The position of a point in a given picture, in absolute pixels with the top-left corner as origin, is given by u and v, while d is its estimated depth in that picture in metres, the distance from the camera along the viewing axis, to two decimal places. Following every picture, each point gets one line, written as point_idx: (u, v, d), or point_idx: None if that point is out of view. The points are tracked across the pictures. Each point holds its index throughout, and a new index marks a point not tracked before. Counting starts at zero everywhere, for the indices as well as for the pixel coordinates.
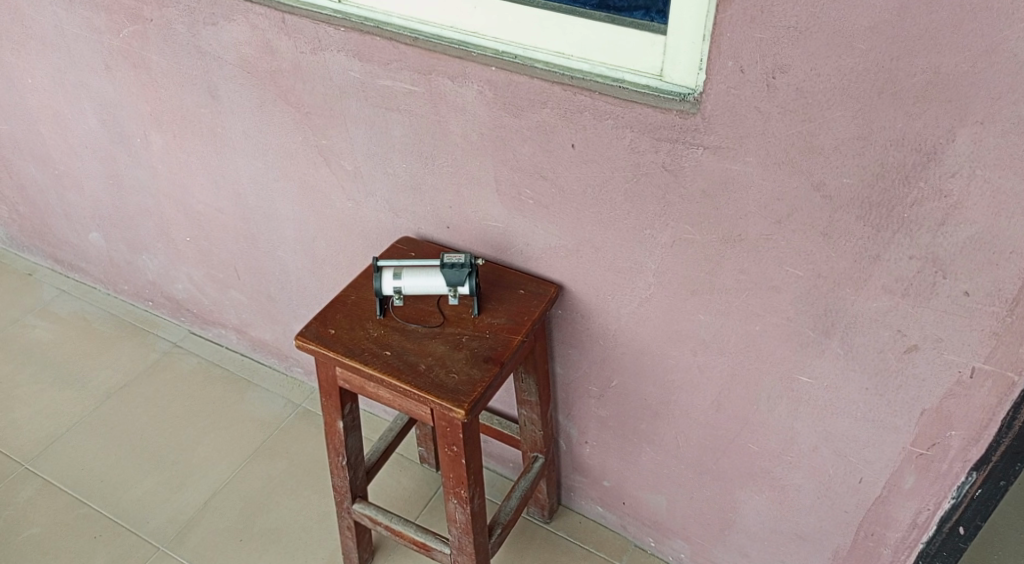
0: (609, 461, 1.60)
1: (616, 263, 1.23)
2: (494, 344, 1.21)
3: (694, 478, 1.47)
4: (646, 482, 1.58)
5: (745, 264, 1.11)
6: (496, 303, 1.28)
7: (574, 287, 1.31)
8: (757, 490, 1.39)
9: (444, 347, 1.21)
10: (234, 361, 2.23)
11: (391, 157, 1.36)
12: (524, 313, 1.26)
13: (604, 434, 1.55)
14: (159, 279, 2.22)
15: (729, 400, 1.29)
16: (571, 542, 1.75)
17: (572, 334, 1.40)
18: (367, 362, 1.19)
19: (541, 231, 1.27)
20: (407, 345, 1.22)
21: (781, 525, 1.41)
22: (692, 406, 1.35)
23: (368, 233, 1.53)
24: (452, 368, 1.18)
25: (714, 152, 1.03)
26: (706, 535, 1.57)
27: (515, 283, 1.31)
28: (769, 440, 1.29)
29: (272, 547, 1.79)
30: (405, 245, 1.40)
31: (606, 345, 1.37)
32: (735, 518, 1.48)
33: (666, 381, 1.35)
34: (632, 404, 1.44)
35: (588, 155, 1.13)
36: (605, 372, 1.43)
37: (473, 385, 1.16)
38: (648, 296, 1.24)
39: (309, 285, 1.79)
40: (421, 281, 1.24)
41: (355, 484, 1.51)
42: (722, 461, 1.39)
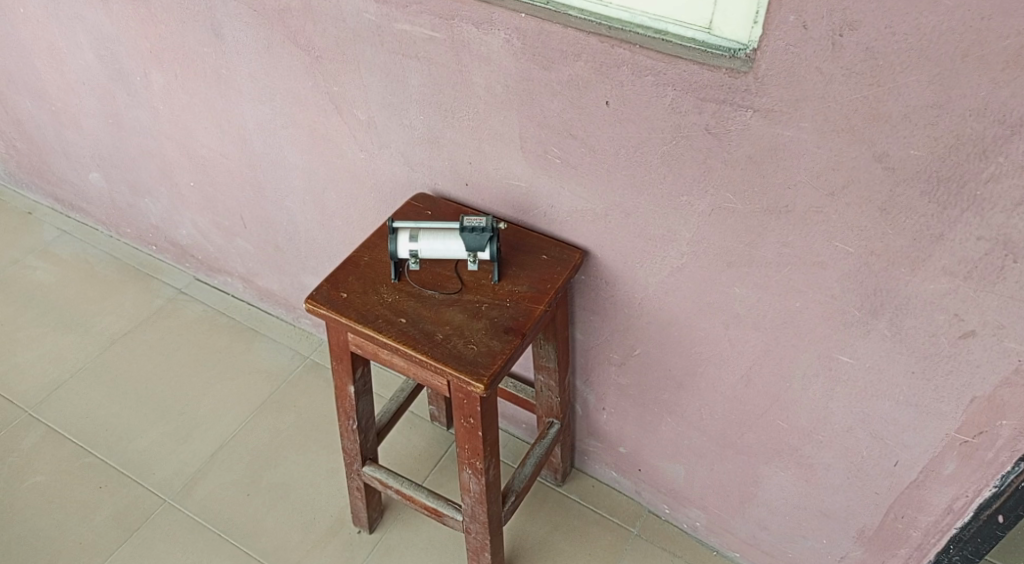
0: (626, 428, 1.55)
1: (648, 229, 1.16)
2: (515, 314, 1.14)
3: (716, 450, 1.42)
4: (665, 451, 1.53)
5: (790, 238, 1.03)
6: (516, 270, 1.20)
7: (600, 253, 1.24)
8: (783, 466, 1.34)
9: (462, 315, 1.14)
10: (240, 309, 2.16)
11: (407, 108, 1.27)
12: (547, 281, 1.18)
13: (623, 402, 1.50)
14: (163, 223, 2.15)
15: (760, 375, 1.23)
16: (584, 506, 1.71)
17: (595, 300, 1.33)
18: (380, 329, 1.12)
19: (567, 192, 1.19)
20: (423, 312, 1.14)
21: (805, 502, 1.37)
22: (720, 379, 1.29)
23: (381, 186, 1.44)
24: (471, 339, 1.11)
25: (765, 116, 0.94)
26: (725, 507, 1.53)
27: (538, 247, 1.23)
28: (801, 417, 1.23)
29: (280, 504, 1.74)
30: (421, 202, 1.32)
31: (632, 313, 1.30)
32: (757, 492, 1.43)
33: (694, 352, 1.29)
34: (656, 374, 1.38)
35: (623, 114, 1.04)
36: (629, 339, 1.36)
37: (493, 357, 1.09)
38: (680, 266, 1.17)
39: (319, 238, 1.71)
40: (438, 245, 1.16)
41: (366, 446, 1.46)
42: (748, 436, 1.34)
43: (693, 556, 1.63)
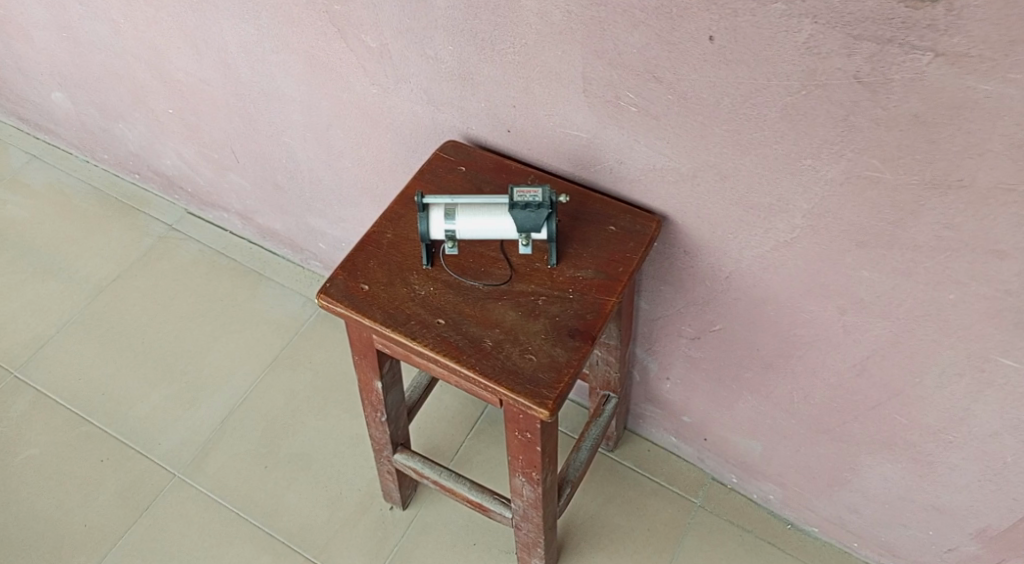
0: (694, 400, 1.33)
1: (749, 198, 0.90)
2: (581, 310, 0.90)
3: (806, 434, 1.21)
4: (739, 428, 1.32)
5: (955, 219, 0.77)
6: (577, 248, 0.95)
7: (681, 219, 0.98)
8: (892, 458, 1.13)
9: (515, 314, 0.90)
10: (240, 248, 1.90)
11: (430, 35, 0.98)
12: (618, 264, 0.93)
13: (693, 375, 1.27)
14: (143, 151, 1.87)
15: (879, 367, 1.00)
16: (640, 474, 1.53)
17: (669, 269, 1.08)
18: (414, 337, 0.88)
19: (642, 147, 0.92)
20: (465, 311, 0.90)
21: (912, 494, 1.18)
22: (824, 365, 1.06)
23: (399, 127, 1.17)
24: (529, 346, 0.88)
25: (952, 63, 0.66)
26: (808, 486, 1.33)
27: (603, 215, 0.97)
28: (927, 415, 1.01)
29: (302, 477, 1.54)
30: (452, 154, 1.05)
31: (715, 287, 1.06)
32: (852, 478, 1.23)
33: (792, 335, 1.05)
34: (739, 352, 1.15)
35: (732, 54, 0.76)
36: (708, 314, 1.12)
37: (558, 372, 0.86)
38: (789, 241, 0.92)
39: (325, 179, 1.45)
40: (482, 226, 0.90)
41: (396, 434, 1.26)
42: (850, 425, 1.12)
43: (765, 530, 1.46)
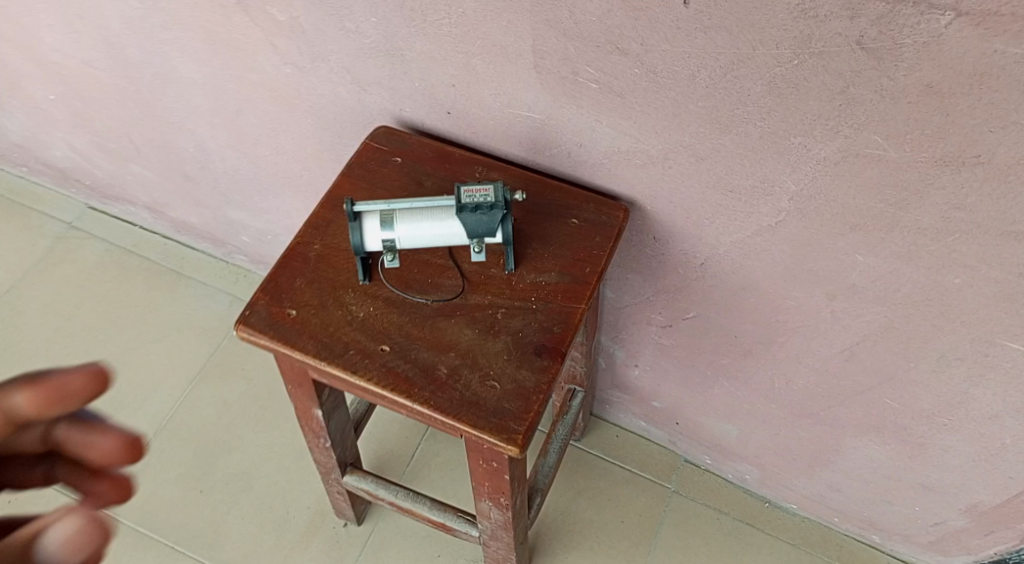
0: (665, 387, 1.24)
1: (730, 180, 0.79)
2: (546, 323, 0.79)
3: (787, 419, 1.13)
4: (714, 413, 1.23)
5: (967, 200, 0.68)
6: (537, 249, 0.83)
7: (650, 206, 0.87)
8: (880, 441, 1.06)
9: (471, 333, 0.78)
10: (153, 246, 1.70)
11: (350, 6, 0.83)
12: (584, 264, 0.82)
13: (664, 362, 1.18)
14: (27, 142, 1.61)
15: (870, 353, 0.92)
16: (608, 462, 1.45)
17: (636, 258, 0.97)
18: (357, 370, 0.76)
19: (605, 129, 0.80)
20: (413, 333, 0.78)
21: (900, 473, 1.11)
22: (810, 352, 0.97)
23: (321, 111, 1.02)
24: (489, 371, 0.77)
25: (976, 24, 0.56)
26: (787, 467, 1.27)
27: (563, 207, 0.85)
28: (922, 399, 0.94)
29: (244, 498, 1.42)
30: (384, 143, 0.91)
31: (689, 275, 0.96)
32: (836, 460, 1.16)
33: (775, 321, 0.96)
34: (715, 339, 1.05)
35: (712, 20, 0.65)
36: (680, 302, 1.02)
37: (525, 399, 0.75)
38: (775, 225, 0.82)
39: (242, 169, 1.26)
40: (425, 233, 0.78)
41: (344, 454, 1.14)
42: (836, 410, 1.05)
43: (743, 512, 1.40)
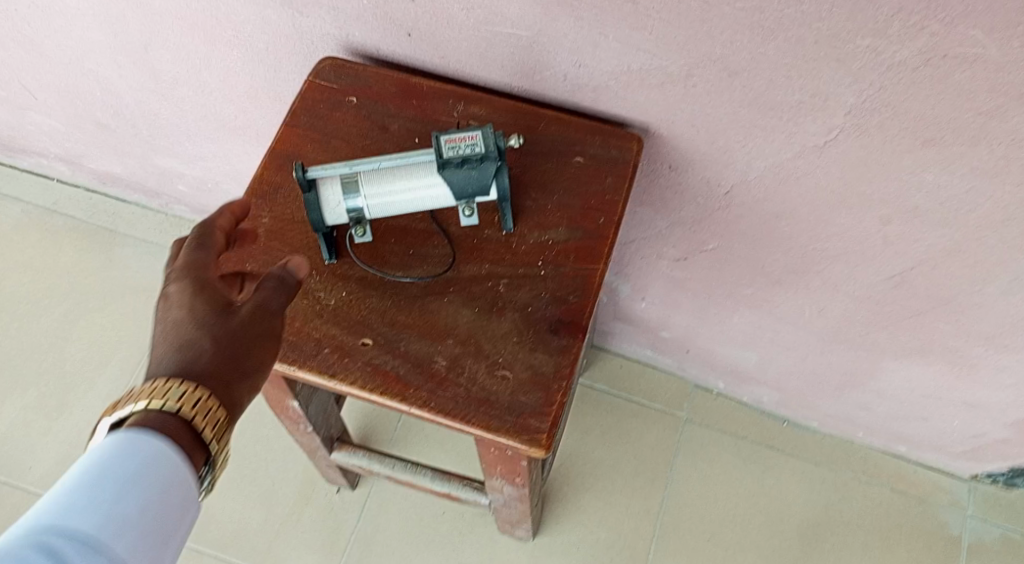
0: (676, 317, 1.13)
1: (770, 96, 0.64)
2: (560, 293, 0.65)
3: (817, 345, 1.02)
4: (732, 340, 1.12)
5: None
6: (538, 199, 0.69)
7: (666, 131, 0.72)
8: (923, 363, 0.96)
9: (470, 313, 0.65)
10: (78, 202, 1.44)
11: None
12: (596, 213, 0.68)
13: (676, 293, 1.05)
14: None
15: (923, 278, 0.80)
16: (615, 396, 1.34)
17: (646, 189, 0.83)
18: (335, 374, 0.63)
19: (611, 44, 0.64)
20: (401, 321, 0.64)
21: (940, 392, 1.02)
22: (851, 278, 0.85)
23: (249, 41, 0.83)
24: (498, 358, 0.63)
25: None
26: (811, 389, 1.17)
27: (562, 143, 0.71)
28: (979, 321, 0.83)
29: (223, 476, 1.29)
30: (333, 79, 0.74)
31: (710, 204, 0.81)
32: (868, 381, 1.07)
33: (811, 249, 0.83)
34: (738, 269, 0.92)
35: None
36: (698, 233, 0.88)
37: (546, 389, 0.62)
38: (822, 145, 0.67)
39: (165, 113, 1.07)
40: (399, 196, 0.65)
41: (328, 431, 1.01)
42: (875, 335, 0.94)
43: (760, 433, 1.32)
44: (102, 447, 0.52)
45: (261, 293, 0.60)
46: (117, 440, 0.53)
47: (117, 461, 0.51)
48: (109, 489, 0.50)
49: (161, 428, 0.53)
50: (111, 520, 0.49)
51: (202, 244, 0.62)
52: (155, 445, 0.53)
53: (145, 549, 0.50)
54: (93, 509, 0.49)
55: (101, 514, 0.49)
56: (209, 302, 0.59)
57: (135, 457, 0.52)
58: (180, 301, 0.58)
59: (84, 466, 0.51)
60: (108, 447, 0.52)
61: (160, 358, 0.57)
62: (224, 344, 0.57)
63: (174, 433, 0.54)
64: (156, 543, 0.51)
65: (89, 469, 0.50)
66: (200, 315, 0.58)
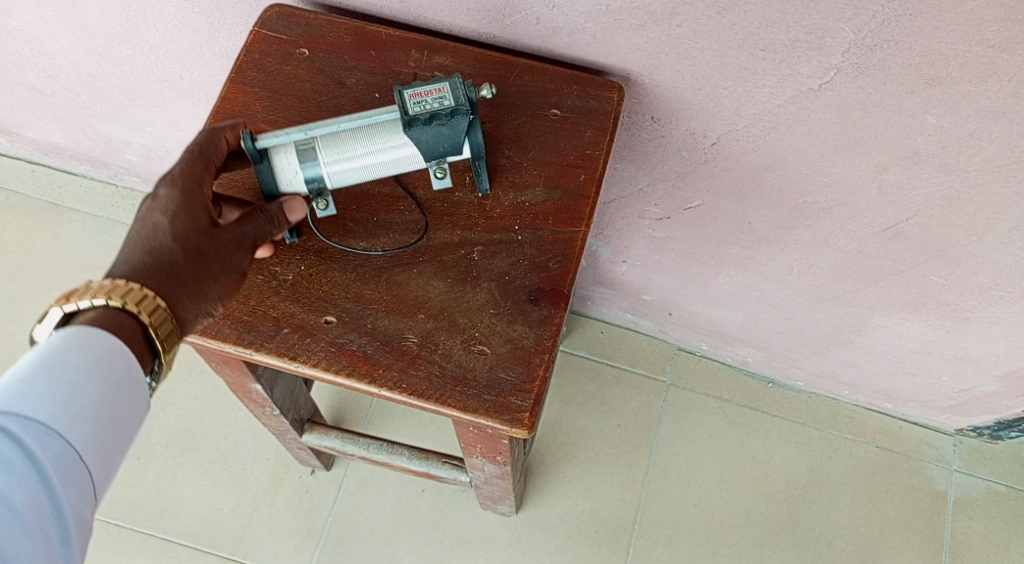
0: (658, 278, 1.08)
1: (764, 33, 0.58)
2: (539, 259, 0.60)
3: (804, 302, 0.98)
4: (716, 301, 1.08)
5: None
6: (513, 156, 0.63)
7: (649, 78, 0.66)
8: (914, 318, 0.93)
9: (442, 285, 0.59)
10: (19, 175, 1.34)
11: None
12: (576, 169, 0.63)
13: (658, 254, 1.00)
14: None
15: (920, 229, 0.76)
16: (595, 362, 1.30)
17: (626, 143, 0.77)
18: (297, 356, 0.57)
19: None
20: (367, 294, 0.59)
21: (931, 347, 0.99)
22: (843, 232, 0.81)
23: None
24: (475, 332, 0.58)
25: None
26: (797, 348, 1.13)
27: (536, 94, 0.65)
28: (975, 273, 0.79)
29: (190, 459, 1.22)
30: (282, 29, 0.67)
31: (696, 157, 0.76)
32: (856, 338, 1.03)
33: (802, 203, 0.78)
34: (724, 226, 0.87)
35: None
36: (682, 189, 0.83)
37: (528, 363, 0.57)
38: (819, 87, 0.62)
39: (103, 75, 0.99)
40: (364, 161, 0.59)
41: (298, 412, 0.95)
42: (866, 290, 0.90)
43: (745, 395, 1.29)
44: (54, 341, 0.50)
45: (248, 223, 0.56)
46: (66, 334, 0.51)
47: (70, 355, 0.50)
48: (60, 377, 0.49)
49: (114, 327, 0.51)
50: (63, 410, 0.48)
51: (203, 152, 0.58)
52: (109, 343, 0.51)
53: (100, 439, 0.49)
54: (44, 398, 0.48)
55: (54, 403, 0.48)
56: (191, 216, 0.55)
57: (89, 352, 0.50)
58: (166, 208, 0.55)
59: (37, 356, 0.49)
60: (61, 340, 0.50)
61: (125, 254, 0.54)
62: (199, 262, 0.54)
63: (128, 333, 0.52)
64: (108, 436, 0.50)
65: (39, 361, 0.49)
66: (178, 228, 0.54)
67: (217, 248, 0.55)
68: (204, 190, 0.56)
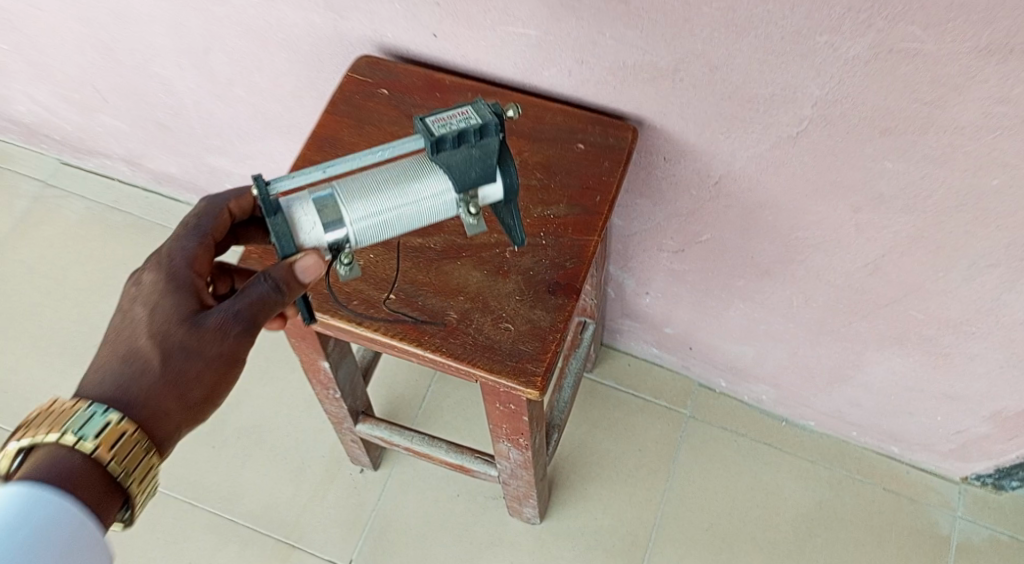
0: (677, 311, 1.21)
1: (747, 88, 0.73)
2: (558, 259, 0.74)
3: (805, 336, 1.10)
4: (730, 335, 1.20)
5: (1013, 90, 0.62)
6: (543, 178, 0.79)
7: (660, 124, 0.81)
8: (902, 353, 1.03)
9: (479, 275, 0.74)
10: (134, 200, 1.56)
11: None
12: (594, 191, 0.78)
13: (676, 287, 1.13)
14: None
15: (895, 265, 0.87)
16: (622, 392, 1.42)
17: (644, 180, 0.92)
18: (361, 322, 0.71)
19: (608, 42, 0.74)
20: (420, 280, 0.74)
21: (923, 384, 1.08)
22: (830, 267, 0.93)
23: (295, 42, 0.94)
24: (502, 313, 0.72)
25: None
26: (804, 385, 1.24)
27: (566, 131, 0.80)
28: (948, 308, 0.90)
29: (256, 452, 1.39)
30: (367, 73, 0.85)
31: (702, 195, 0.90)
32: (854, 374, 1.14)
33: (793, 239, 0.91)
34: (730, 260, 1.01)
35: None
36: (692, 224, 0.97)
37: (543, 339, 0.71)
38: (795, 135, 0.76)
39: (216, 112, 1.18)
40: (389, 209, 0.64)
41: (354, 403, 1.10)
42: (857, 325, 1.01)
43: (759, 431, 1.39)
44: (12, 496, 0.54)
45: (240, 302, 0.59)
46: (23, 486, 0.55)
47: (16, 520, 0.53)
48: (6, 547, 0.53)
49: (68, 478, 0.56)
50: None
51: (197, 230, 0.65)
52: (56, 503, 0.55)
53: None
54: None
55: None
56: (177, 305, 0.61)
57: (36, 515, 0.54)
58: (152, 298, 0.61)
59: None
60: (5, 500, 0.54)
61: (108, 371, 0.60)
62: (179, 355, 0.60)
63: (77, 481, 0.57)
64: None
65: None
66: (163, 324, 0.60)
67: (207, 338, 0.60)
68: (192, 275, 0.63)
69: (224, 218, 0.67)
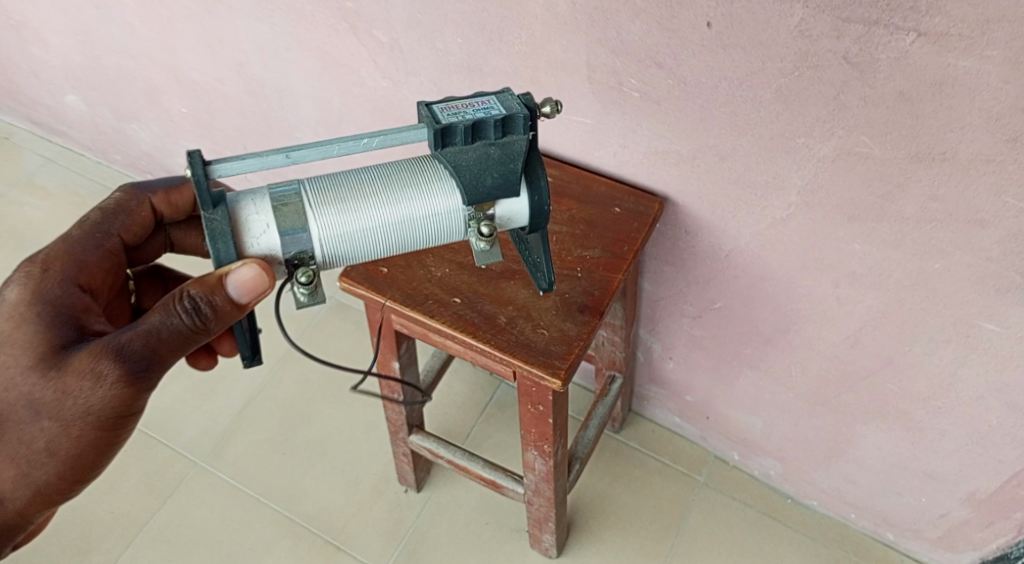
0: (696, 378, 1.39)
1: (747, 176, 0.95)
2: (589, 288, 0.96)
3: (803, 407, 1.27)
4: (741, 404, 1.37)
5: (941, 190, 0.83)
6: (585, 230, 1.02)
7: (683, 202, 1.04)
8: (885, 427, 1.19)
9: (526, 293, 0.96)
10: None
11: (441, 27, 1.04)
12: (623, 243, 1.00)
13: (695, 353, 1.32)
14: (156, 152, 1.77)
15: (871, 339, 1.06)
16: (644, 453, 1.59)
17: (670, 250, 1.14)
18: (432, 315, 0.94)
19: (644, 132, 0.98)
20: (481, 291, 0.97)
21: (906, 461, 1.23)
22: (819, 338, 1.11)
23: (409, 118, 1.22)
24: (540, 322, 0.94)
25: (932, 42, 0.73)
26: (806, 459, 1.39)
27: (607, 199, 1.04)
28: (917, 381, 1.07)
29: (320, 463, 1.59)
30: None
31: (715, 266, 1.11)
32: (847, 449, 1.29)
33: (790, 310, 1.10)
34: (740, 328, 1.20)
35: (729, 38, 0.83)
36: (708, 293, 1.17)
37: (569, 344, 0.92)
38: (785, 218, 0.97)
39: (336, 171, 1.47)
40: (369, 210, 0.72)
41: (412, 415, 1.31)
42: (846, 396, 1.18)
43: (767, 505, 1.52)
44: None
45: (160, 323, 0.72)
46: None
47: None
48: None
49: None
50: None
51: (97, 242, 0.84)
52: None
53: None
54: None
55: None
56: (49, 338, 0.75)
57: None
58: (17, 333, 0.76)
59: None
60: None
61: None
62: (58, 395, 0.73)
63: None
64: None
65: None
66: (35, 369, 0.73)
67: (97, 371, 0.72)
68: (65, 299, 0.78)
69: (142, 212, 0.86)
